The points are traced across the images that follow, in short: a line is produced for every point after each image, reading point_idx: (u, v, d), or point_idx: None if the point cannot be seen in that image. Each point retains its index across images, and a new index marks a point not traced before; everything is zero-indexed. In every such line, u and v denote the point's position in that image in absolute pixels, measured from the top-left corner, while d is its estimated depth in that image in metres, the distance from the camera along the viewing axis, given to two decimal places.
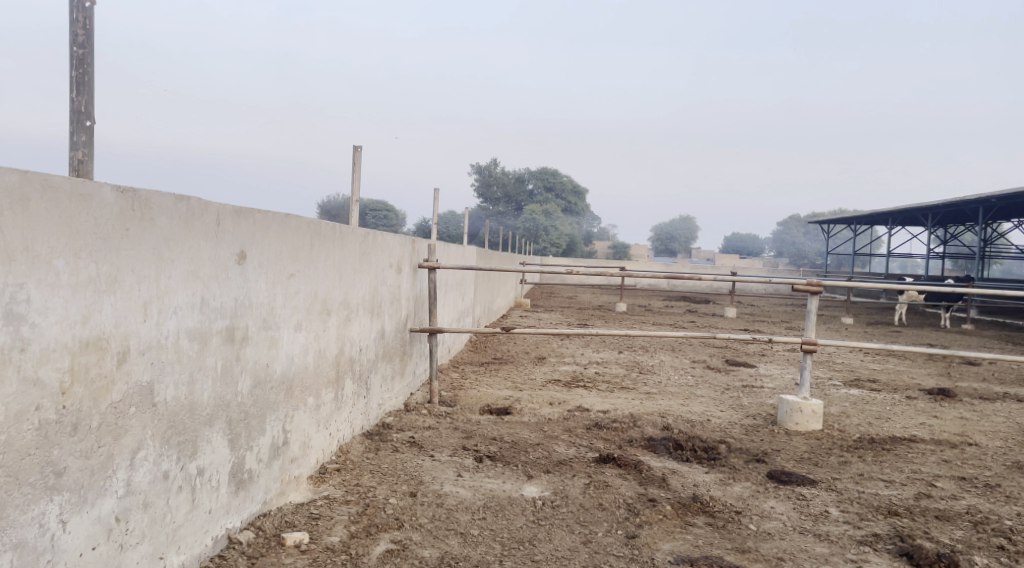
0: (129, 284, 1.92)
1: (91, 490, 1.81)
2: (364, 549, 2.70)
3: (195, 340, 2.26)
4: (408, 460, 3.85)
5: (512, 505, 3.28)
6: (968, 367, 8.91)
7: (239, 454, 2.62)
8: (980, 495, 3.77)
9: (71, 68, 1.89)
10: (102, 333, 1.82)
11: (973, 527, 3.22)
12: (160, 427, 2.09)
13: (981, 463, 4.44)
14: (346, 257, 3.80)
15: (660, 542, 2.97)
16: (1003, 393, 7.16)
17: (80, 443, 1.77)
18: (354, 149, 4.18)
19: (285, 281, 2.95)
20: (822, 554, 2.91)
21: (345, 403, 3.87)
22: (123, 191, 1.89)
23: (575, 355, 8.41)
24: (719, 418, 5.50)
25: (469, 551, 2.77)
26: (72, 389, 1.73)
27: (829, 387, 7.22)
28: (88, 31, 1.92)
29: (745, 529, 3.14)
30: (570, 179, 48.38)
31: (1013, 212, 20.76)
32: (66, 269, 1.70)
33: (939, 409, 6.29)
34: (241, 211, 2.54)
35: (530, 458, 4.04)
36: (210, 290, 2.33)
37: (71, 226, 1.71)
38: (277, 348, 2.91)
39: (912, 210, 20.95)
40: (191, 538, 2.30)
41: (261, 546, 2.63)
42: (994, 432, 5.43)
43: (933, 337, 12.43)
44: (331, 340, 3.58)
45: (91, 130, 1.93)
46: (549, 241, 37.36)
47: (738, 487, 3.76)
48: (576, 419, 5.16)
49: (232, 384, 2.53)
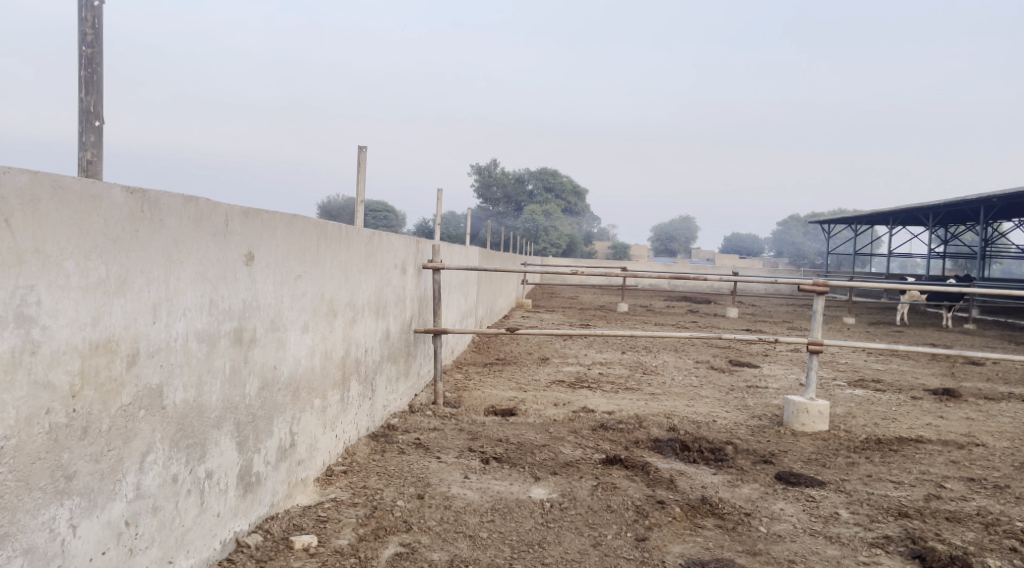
0: (139, 286, 1.89)
1: (101, 494, 1.79)
2: (373, 552, 2.68)
3: (203, 342, 2.24)
4: (415, 462, 3.83)
5: (521, 508, 3.26)
6: (971, 367, 8.90)
7: (247, 456, 2.60)
8: (989, 496, 3.75)
9: (80, 67, 1.87)
10: (112, 335, 1.80)
11: (985, 529, 3.20)
12: (169, 430, 2.07)
13: (990, 464, 4.42)
14: (352, 258, 3.79)
15: (670, 544, 2.95)
16: (1008, 393, 7.14)
17: (91, 446, 1.75)
18: (359, 149, 4.16)
19: (292, 282, 2.93)
20: (834, 556, 2.90)
21: (351, 404, 3.85)
22: (133, 192, 1.87)
23: (578, 355, 8.39)
24: (724, 418, 5.49)
25: (479, 554, 2.75)
26: (82, 392, 1.71)
27: (834, 387, 7.21)
28: (97, 30, 1.90)
29: (755, 531, 3.12)
30: (570, 179, 48.41)
31: (1014, 212, 20.76)
32: (76, 270, 1.68)
33: (944, 409, 6.27)
34: (249, 212, 2.52)
35: (536, 459, 4.02)
36: (217, 292, 2.31)
37: (81, 227, 1.69)
38: (284, 349, 2.89)
39: (912, 209, 20.97)
40: (199, 541, 2.28)
41: (269, 549, 2.61)
42: (1001, 432, 5.41)
43: (935, 337, 12.42)
44: (337, 342, 3.56)
45: (100, 130, 1.91)
46: (550, 241, 37.34)
47: (746, 488, 3.74)
48: (582, 420, 5.14)
49: (241, 386, 2.51)
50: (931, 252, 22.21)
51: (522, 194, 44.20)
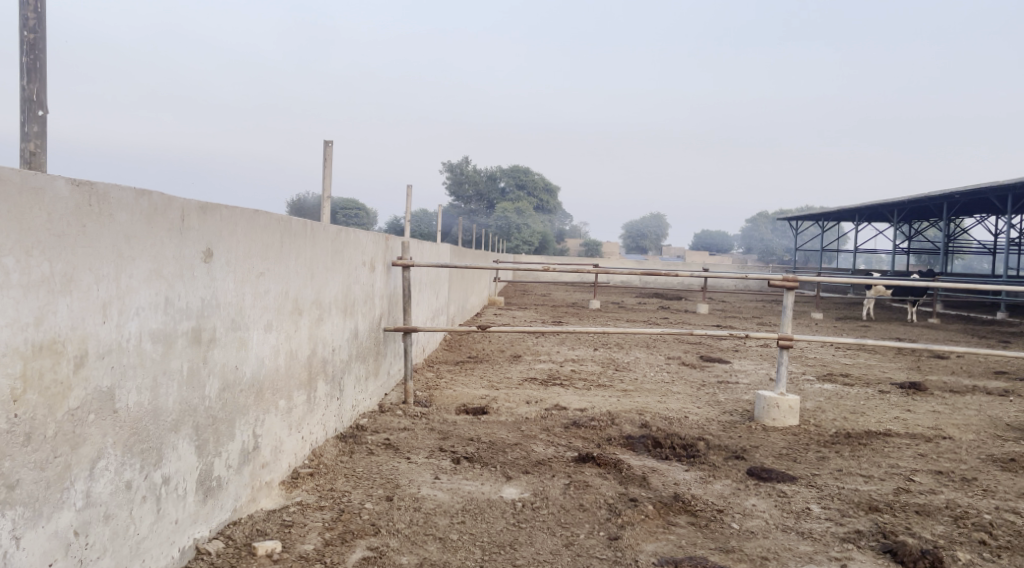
0: (87, 284, 1.80)
1: (47, 504, 1.70)
2: (339, 558, 2.60)
3: (159, 343, 2.15)
4: (384, 463, 3.75)
5: (492, 508, 3.20)
6: (937, 361, 9.01)
7: (207, 461, 2.51)
8: (958, 489, 3.77)
9: (21, 53, 1.77)
10: (57, 336, 1.71)
11: (954, 522, 3.22)
12: (122, 434, 1.98)
13: (956, 457, 4.47)
14: (317, 255, 3.69)
15: (643, 543, 2.91)
16: (973, 386, 7.25)
17: (35, 453, 1.66)
18: (325, 144, 4.07)
19: (254, 279, 2.84)
20: (806, 553, 2.88)
21: (318, 405, 3.76)
22: (79, 183, 1.78)
23: (550, 353, 8.33)
24: (696, 415, 5.47)
25: (449, 557, 2.69)
26: (25, 396, 1.62)
27: (804, 381, 7.25)
28: (39, 14, 1.80)
29: (728, 528, 3.10)
30: (541, 178, 48.54)
31: (977, 209, 21.21)
32: (17, 267, 1.59)
33: (912, 403, 6.34)
34: (207, 207, 2.42)
35: (508, 459, 3.96)
36: (174, 290, 2.22)
37: (22, 222, 1.60)
38: (246, 349, 2.79)
39: (878, 207, 21.37)
40: (156, 550, 2.20)
41: (231, 556, 2.52)
42: (966, 425, 5.48)
43: (900, 331, 12.63)
44: (303, 342, 3.47)
45: (43, 120, 1.81)
46: (522, 239, 37.28)
47: (718, 484, 3.72)
48: (553, 418, 5.09)
49: (199, 388, 2.42)
50: (896, 250, 22.62)
51: (494, 192, 44.05)
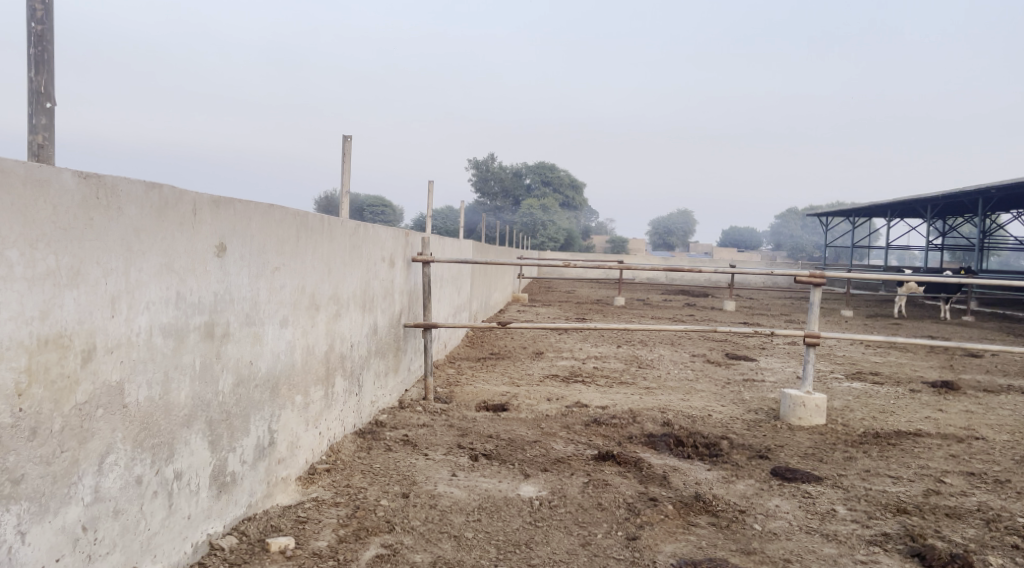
0: (94, 278, 1.80)
1: (54, 499, 1.70)
2: (352, 555, 2.58)
3: (170, 337, 2.13)
4: (401, 460, 3.73)
5: (508, 506, 3.15)
6: (970, 360, 8.79)
7: (221, 456, 2.49)
8: (990, 491, 3.65)
9: (28, 45, 1.77)
10: (64, 330, 1.70)
11: (986, 525, 3.11)
12: (131, 429, 1.97)
13: (989, 458, 4.34)
14: (335, 250, 3.67)
15: (662, 543, 2.85)
16: (1007, 385, 7.05)
17: (40, 448, 1.65)
18: (343, 139, 4.05)
19: (269, 274, 2.82)
20: (831, 555, 2.80)
21: (336, 401, 3.75)
22: (86, 176, 1.77)
23: (573, 350, 8.27)
24: (721, 413, 5.38)
25: (463, 555, 2.66)
26: (29, 390, 1.62)
27: (832, 380, 7.10)
28: (47, 5, 1.80)
29: (750, 529, 3.03)
30: (567, 175, 48.41)
31: (1014, 205, 20.69)
32: (21, 261, 1.58)
33: (943, 402, 6.18)
34: (220, 201, 2.41)
35: (527, 456, 3.92)
36: (186, 285, 2.21)
37: (26, 214, 1.59)
38: (261, 344, 2.78)
39: (912, 202, 20.98)
40: (168, 545, 2.19)
41: (244, 552, 2.51)
42: (1000, 425, 5.32)
43: (933, 328, 12.36)
44: (319, 337, 3.45)
45: (51, 112, 1.81)
46: (548, 236, 37.22)
47: (741, 484, 3.64)
48: (574, 415, 5.04)
49: (213, 382, 2.40)
50: (930, 246, 22.17)
51: (519, 188, 43.92)
